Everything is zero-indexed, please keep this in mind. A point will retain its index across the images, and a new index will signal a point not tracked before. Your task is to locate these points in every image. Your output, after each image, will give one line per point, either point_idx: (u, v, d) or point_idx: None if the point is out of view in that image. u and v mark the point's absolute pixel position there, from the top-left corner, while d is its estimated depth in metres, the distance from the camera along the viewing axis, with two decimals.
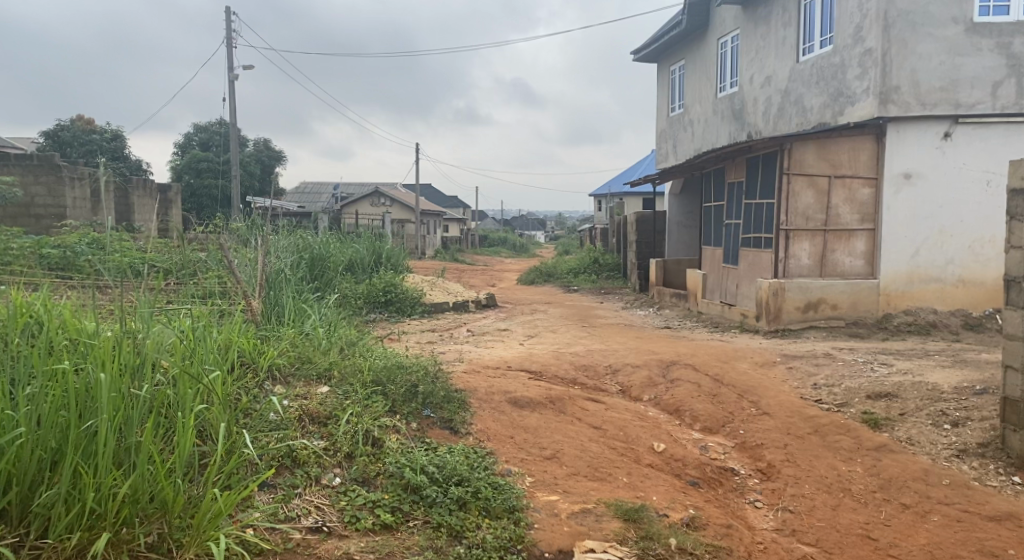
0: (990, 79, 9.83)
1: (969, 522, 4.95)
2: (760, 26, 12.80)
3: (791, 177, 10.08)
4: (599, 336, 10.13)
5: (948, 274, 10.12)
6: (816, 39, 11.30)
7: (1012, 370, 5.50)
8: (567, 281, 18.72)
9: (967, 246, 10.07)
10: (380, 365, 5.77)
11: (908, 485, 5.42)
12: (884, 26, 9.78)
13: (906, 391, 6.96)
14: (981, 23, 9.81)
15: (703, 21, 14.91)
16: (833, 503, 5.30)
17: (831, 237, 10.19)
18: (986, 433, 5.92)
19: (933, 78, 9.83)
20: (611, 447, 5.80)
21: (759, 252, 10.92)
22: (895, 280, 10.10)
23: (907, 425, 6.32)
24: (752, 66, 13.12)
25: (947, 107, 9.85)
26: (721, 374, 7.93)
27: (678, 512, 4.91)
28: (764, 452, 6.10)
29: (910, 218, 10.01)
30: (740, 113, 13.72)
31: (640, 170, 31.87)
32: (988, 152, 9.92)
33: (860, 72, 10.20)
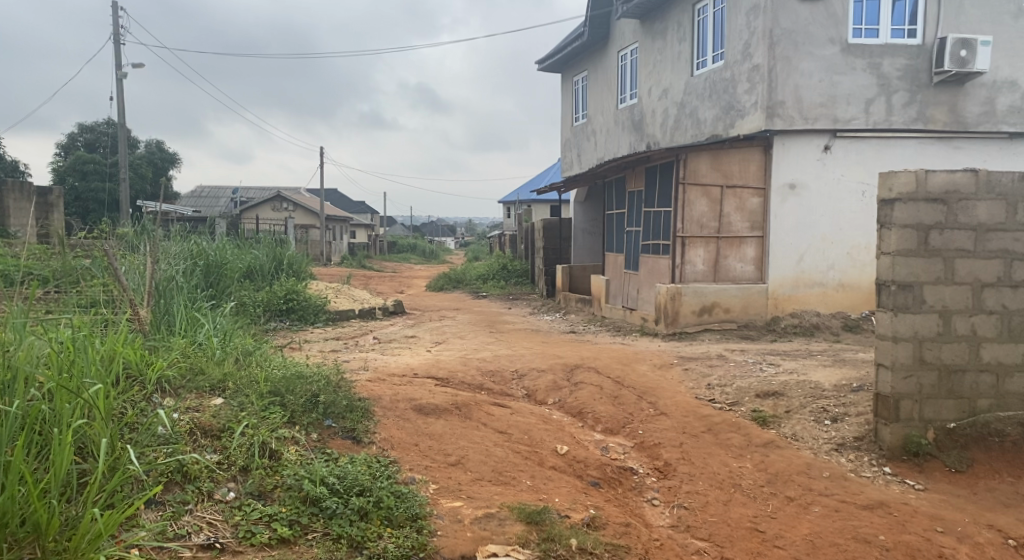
0: (864, 97, 10.50)
1: (846, 511, 5.27)
2: (656, 39, 13.23)
3: (686, 187, 10.47)
4: (505, 341, 10.22)
5: (829, 279, 10.72)
6: (709, 55, 11.80)
7: (883, 368, 5.92)
8: (475, 287, 18.81)
9: (846, 253, 10.71)
10: (278, 376, 5.65)
11: (792, 478, 5.72)
12: (770, 43, 10.31)
13: (791, 389, 7.35)
14: (855, 44, 10.47)
15: (603, 33, 15.29)
16: (725, 499, 5.54)
17: (724, 243, 10.63)
18: (861, 427, 6.31)
19: (814, 94, 10.42)
20: (516, 451, 5.88)
21: (658, 258, 11.26)
22: (782, 284, 10.62)
23: (792, 421, 6.67)
24: (650, 79, 13.55)
25: (826, 122, 10.46)
26: (622, 377, 8.15)
27: (580, 512, 5.03)
28: (661, 451, 6.31)
29: (796, 226, 10.57)
30: (639, 124, 14.13)
31: (547, 176, 32.29)
32: (863, 166, 10.62)
33: (748, 87, 10.71)
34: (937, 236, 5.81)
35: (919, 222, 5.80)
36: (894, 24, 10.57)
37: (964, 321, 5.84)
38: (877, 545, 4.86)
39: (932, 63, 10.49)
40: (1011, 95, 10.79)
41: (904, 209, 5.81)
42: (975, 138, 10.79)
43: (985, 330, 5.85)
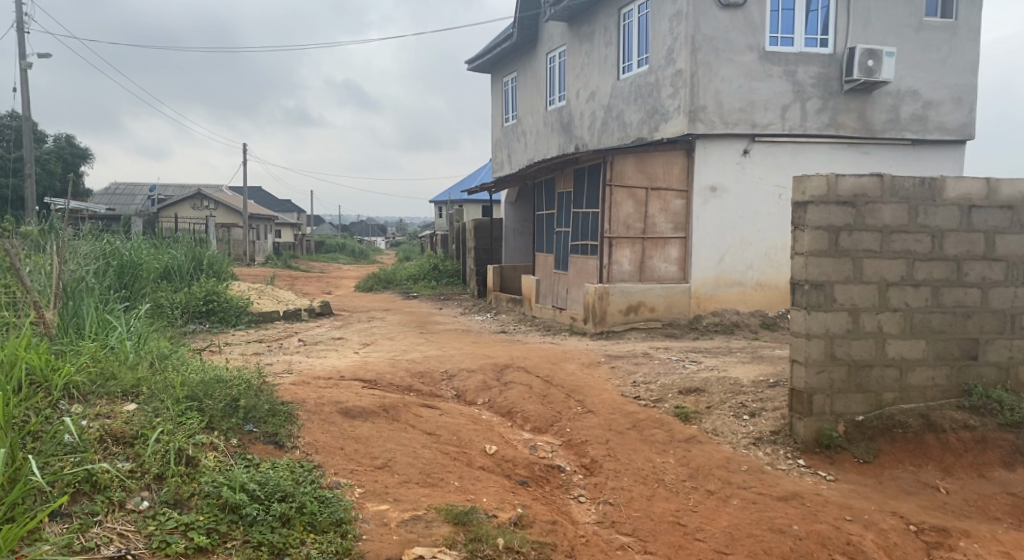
0: (780, 103, 10.87)
1: (763, 503, 5.45)
2: (584, 43, 13.39)
3: (613, 189, 10.64)
4: (435, 342, 10.18)
5: (748, 279, 11.07)
6: (634, 59, 12.01)
7: (797, 364, 6.15)
8: (405, 287, 18.67)
9: (763, 254, 11.08)
10: (195, 380, 5.49)
11: (712, 472, 5.89)
12: (692, 50, 10.56)
13: (712, 386, 7.55)
14: (772, 52, 10.83)
15: (532, 35, 15.38)
16: (649, 494, 5.65)
17: (649, 244, 10.85)
18: (777, 421, 6.54)
19: (734, 100, 10.73)
20: (444, 452, 5.87)
21: (586, 258, 11.41)
22: (704, 284, 10.91)
23: (713, 417, 6.86)
24: (578, 82, 13.71)
25: (745, 126, 10.79)
26: (551, 376, 8.22)
27: (507, 511, 5.05)
28: (588, 449, 6.40)
29: (717, 227, 10.86)
30: (568, 126, 14.28)
31: (478, 176, 32.30)
32: (778, 170, 11.01)
33: (672, 92, 10.96)
34: (847, 237, 6.07)
35: (830, 224, 6.05)
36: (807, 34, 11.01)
37: (872, 318, 6.11)
38: (791, 534, 5.05)
39: (842, 71, 10.97)
40: (914, 103, 11.36)
41: (816, 211, 6.04)
42: (882, 144, 11.35)
43: (890, 327, 6.14)
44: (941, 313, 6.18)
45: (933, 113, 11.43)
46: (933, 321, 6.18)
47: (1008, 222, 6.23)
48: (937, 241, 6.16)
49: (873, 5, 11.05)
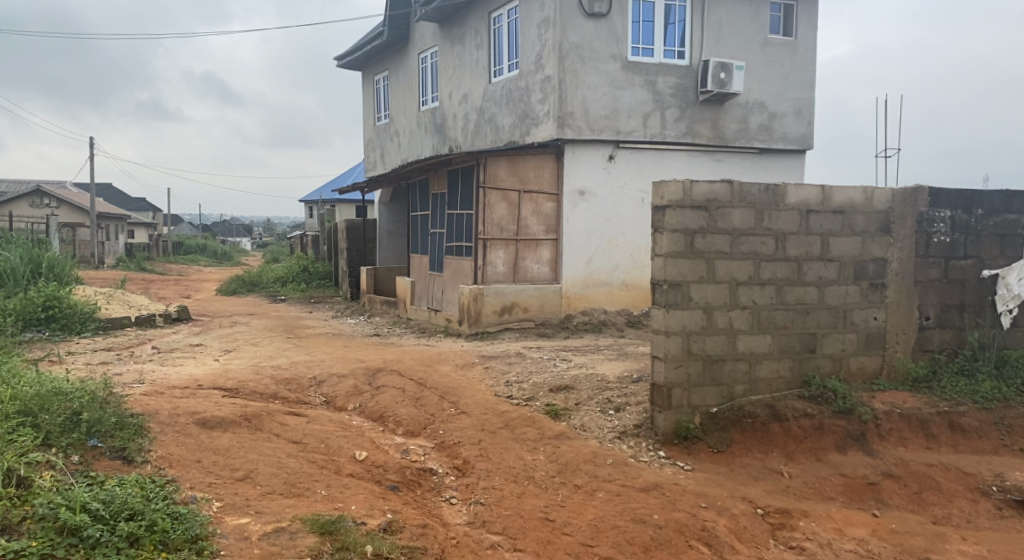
0: (642, 111, 11.32)
1: (627, 495, 5.63)
2: (455, 45, 13.39)
3: (486, 191, 10.66)
4: (303, 347, 9.88)
5: (615, 279, 11.42)
6: (504, 63, 12.14)
7: (658, 360, 6.39)
8: (273, 290, 18.03)
9: (629, 255, 11.48)
10: (29, 394, 5.09)
11: (580, 467, 6.02)
12: (560, 56, 10.78)
13: (581, 383, 7.74)
14: (634, 62, 11.25)
15: (403, 34, 15.23)
16: (519, 492, 5.71)
17: (521, 245, 10.97)
18: (640, 415, 6.79)
19: (599, 107, 11.06)
20: (311, 460, 5.69)
21: (460, 259, 11.42)
22: (574, 284, 11.17)
23: (581, 413, 7.02)
24: (450, 83, 13.71)
25: (610, 133, 11.15)
26: (424, 378, 8.16)
27: (376, 518, 4.96)
28: (460, 450, 6.40)
29: (585, 229, 11.15)
30: (440, 127, 14.25)
31: (350, 176, 31.67)
32: (640, 174, 11.45)
33: (541, 97, 11.16)
34: (701, 240, 6.38)
35: (686, 227, 6.34)
36: (666, 46, 11.51)
37: (724, 315, 6.45)
38: (652, 524, 5.24)
39: (698, 83, 11.56)
40: (761, 114, 12.12)
41: (674, 215, 6.31)
42: (733, 152, 12.04)
43: (740, 324, 6.50)
44: (784, 310, 6.60)
45: (778, 124, 12.25)
46: (777, 317, 6.59)
47: (840, 226, 6.73)
48: (780, 243, 6.58)
49: (725, 21, 11.71)
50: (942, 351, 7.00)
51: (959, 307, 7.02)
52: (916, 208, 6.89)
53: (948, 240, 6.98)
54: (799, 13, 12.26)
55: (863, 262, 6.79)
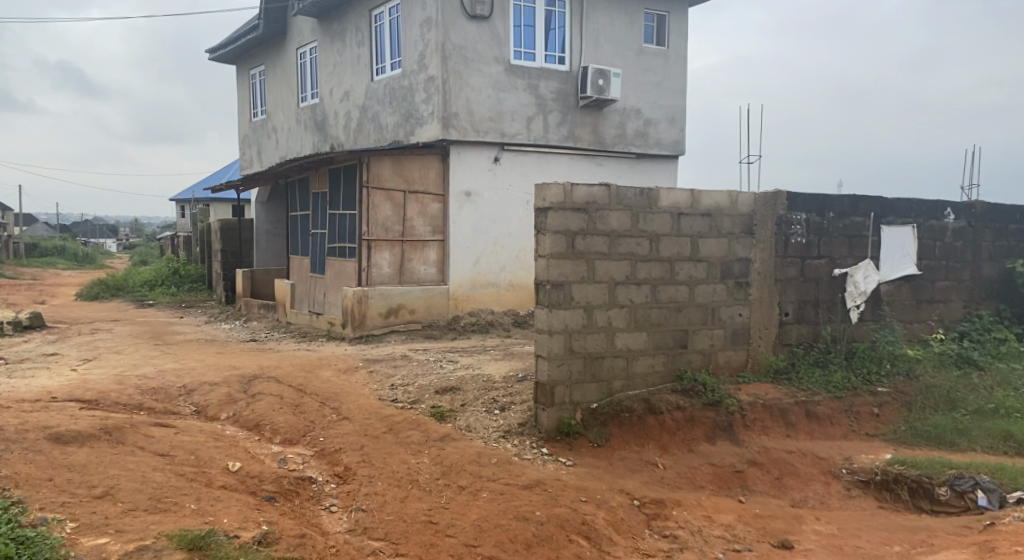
0: (525, 114, 11.45)
1: (510, 493, 5.65)
2: (335, 41, 13.10)
3: (370, 191, 10.40)
4: (173, 354, 9.38)
5: (501, 279, 11.50)
6: (387, 61, 11.98)
7: (542, 359, 6.46)
8: (141, 294, 17.06)
9: (515, 256, 11.59)
10: None
11: (464, 468, 6.00)
12: (443, 57, 10.74)
13: (467, 384, 7.72)
14: (516, 65, 11.36)
15: (280, 28, 14.76)
16: (402, 496, 5.63)
17: (407, 246, 10.81)
18: (524, 413, 6.84)
19: (483, 108, 11.09)
20: (179, 474, 5.41)
21: (344, 261, 11.16)
22: (462, 285, 11.15)
23: (467, 414, 7.00)
24: (331, 80, 13.40)
25: (494, 135, 11.20)
26: (304, 384, 7.92)
27: (251, 530, 4.77)
28: (342, 456, 6.24)
29: (471, 230, 11.15)
30: (321, 125, 13.91)
31: (225, 174, 30.42)
32: (524, 175, 11.57)
33: (424, 97, 11.08)
34: (582, 241, 6.49)
35: (567, 229, 6.43)
36: (547, 51, 11.69)
37: (603, 314, 6.59)
38: (534, 520, 5.28)
39: (578, 88, 11.81)
40: (637, 121, 12.52)
41: (556, 217, 6.39)
42: (611, 156, 12.38)
43: (618, 322, 6.67)
44: (658, 308, 6.82)
45: (652, 130, 12.69)
46: (652, 315, 6.80)
47: (708, 228, 7.02)
48: (654, 244, 6.79)
49: (601, 30, 12.03)
50: (799, 345, 7.43)
51: (814, 303, 7.47)
52: (775, 211, 7.29)
53: (804, 241, 7.43)
54: (670, 24, 12.77)
55: (729, 262, 7.11)
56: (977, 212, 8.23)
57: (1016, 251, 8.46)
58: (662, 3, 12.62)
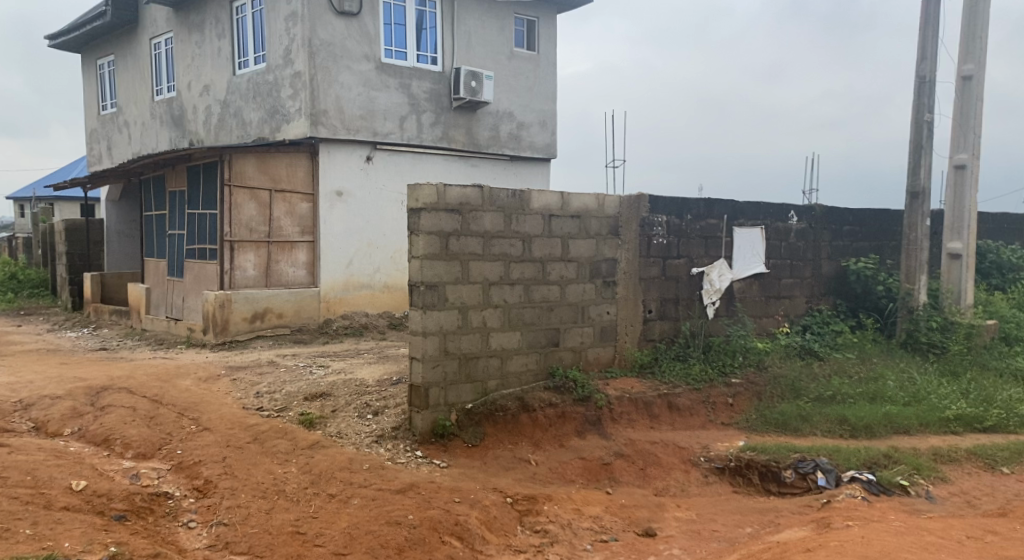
0: (397, 114, 11.29)
1: (382, 498, 5.51)
2: (193, 32, 12.45)
3: (232, 189, 9.91)
4: (9, 367, 8.59)
5: (376, 281, 11.28)
6: (250, 55, 11.50)
7: (416, 361, 6.36)
8: None
9: (389, 257, 11.40)
10: None
11: (334, 476, 5.80)
12: (310, 53, 10.41)
13: (338, 389, 7.50)
14: (387, 63, 11.18)
15: (131, 17, 13.87)
16: (267, 507, 5.39)
17: (274, 247, 10.37)
18: (398, 417, 6.71)
19: (354, 107, 10.84)
20: (12, 497, 4.95)
21: (204, 263, 10.60)
22: (334, 287, 10.84)
23: (338, 420, 6.80)
24: (188, 73, 12.72)
25: (366, 134, 10.98)
26: (160, 394, 7.45)
27: (96, 553, 4.42)
28: (202, 469, 5.90)
29: (342, 231, 10.88)
30: (179, 120, 13.17)
31: (72, 171, 28.31)
32: (398, 175, 11.41)
33: (291, 93, 10.71)
34: (455, 242, 6.44)
35: (440, 230, 6.37)
36: (419, 51, 11.58)
37: (478, 314, 6.58)
38: (406, 524, 5.18)
39: (451, 89, 11.77)
40: (510, 123, 12.61)
41: (429, 218, 6.30)
42: (485, 158, 12.41)
43: (493, 322, 6.67)
44: (531, 307, 6.88)
45: (525, 133, 12.82)
46: (526, 315, 6.85)
47: (578, 230, 7.14)
48: (526, 246, 6.84)
49: (473, 32, 12.05)
50: (662, 340, 7.71)
51: (674, 300, 7.76)
52: (639, 213, 7.52)
53: (665, 242, 7.71)
54: (540, 29, 12.95)
55: (598, 262, 7.27)
56: (818, 215, 8.80)
57: (852, 251, 9.10)
58: (531, 8, 12.79)
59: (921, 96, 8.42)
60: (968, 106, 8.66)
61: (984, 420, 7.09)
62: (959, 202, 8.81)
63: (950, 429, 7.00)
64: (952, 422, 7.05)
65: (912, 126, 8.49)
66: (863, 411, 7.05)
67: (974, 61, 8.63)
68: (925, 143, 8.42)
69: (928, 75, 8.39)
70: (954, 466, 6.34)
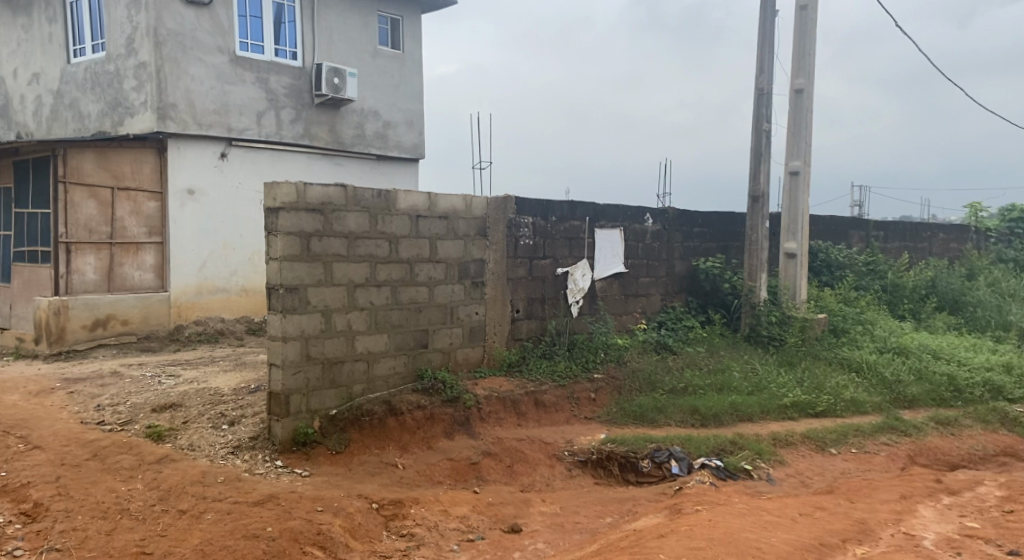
0: (254, 109, 10.85)
1: (238, 511, 5.26)
2: (20, 16, 11.44)
3: (68, 187, 9.18)
4: None
5: (233, 285, 10.77)
6: (87, 43, 10.70)
7: (276, 367, 6.13)
8: None
9: (247, 259, 10.91)
10: None
11: (185, 491, 5.48)
12: (156, 42, 9.80)
13: (190, 399, 7.09)
14: (242, 57, 10.72)
15: None
16: (109, 528, 5.02)
17: (117, 250, 9.68)
18: (256, 426, 6.43)
19: (206, 101, 10.33)
20: None
21: (36, 267, 9.75)
22: (185, 292, 10.26)
23: (189, 432, 6.43)
24: (15, 60, 11.68)
25: (220, 129, 10.48)
26: None
27: None
28: (32, 492, 5.41)
29: (195, 232, 10.33)
30: (5, 111, 12.07)
31: None
32: (256, 174, 10.97)
33: (135, 85, 10.06)
34: (318, 243, 6.25)
35: (301, 230, 6.16)
36: (277, 45, 11.18)
37: (342, 317, 6.42)
38: (264, 537, 4.97)
39: (312, 85, 11.44)
40: (375, 123, 12.40)
41: (288, 218, 6.08)
42: (351, 157, 12.14)
43: (358, 325, 6.52)
44: (398, 309, 6.79)
45: (391, 132, 12.64)
46: (392, 316, 6.75)
47: (445, 230, 7.11)
48: (393, 246, 6.73)
49: (334, 28, 11.77)
50: (529, 339, 7.81)
51: (541, 300, 7.88)
52: (506, 214, 7.57)
53: (531, 242, 7.81)
54: (404, 28, 12.81)
55: (465, 263, 7.27)
56: (671, 217, 9.21)
57: (701, 250, 9.60)
58: (394, 6, 12.63)
59: (759, 107, 8.96)
60: (800, 118, 9.31)
61: (816, 405, 7.65)
62: (793, 206, 9.46)
63: (787, 415, 7.51)
64: (789, 408, 7.57)
65: (752, 134, 9.02)
66: (712, 401, 7.43)
67: (805, 76, 9.29)
68: (764, 151, 8.97)
69: (765, 88, 8.95)
70: (791, 449, 6.80)
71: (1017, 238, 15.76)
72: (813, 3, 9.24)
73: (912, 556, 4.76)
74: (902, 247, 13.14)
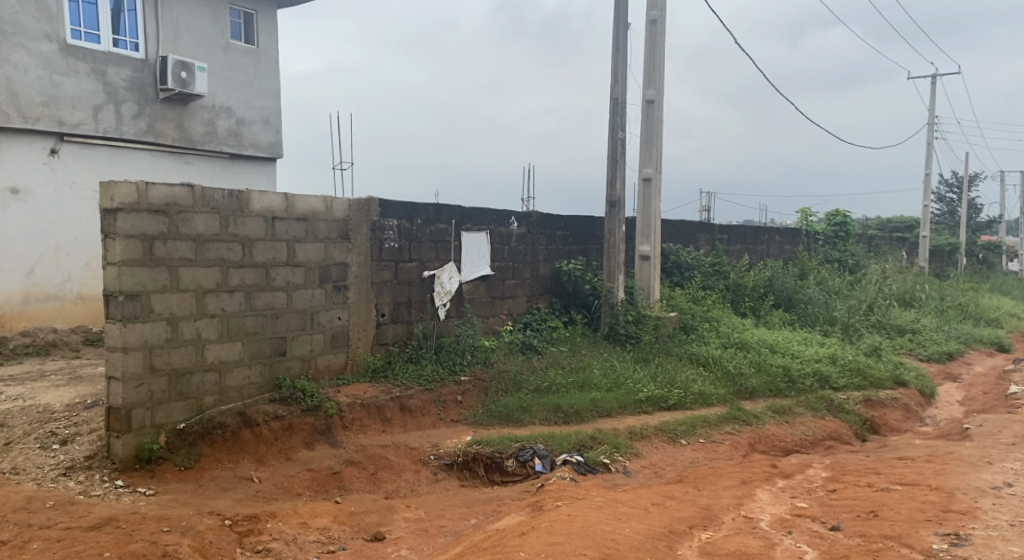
0: (90, 103, 10.10)
1: (71, 538, 4.87)
2: None
3: None
4: None
5: (66, 292, 9.95)
6: None
7: (114, 381, 5.74)
8: None
9: (83, 263, 10.11)
10: None
11: (7, 519, 5.01)
12: None
13: (13, 418, 6.49)
14: (74, 45, 9.96)
15: None
16: None
17: None
18: (92, 445, 5.98)
19: (33, 92, 9.52)
20: None
21: None
22: (8, 300, 9.41)
23: (13, 454, 5.90)
24: None
25: (50, 123, 9.69)
26: None
27: None
28: None
29: (20, 235, 9.50)
30: None
31: None
32: (92, 173, 10.21)
33: None
34: (162, 246, 5.91)
35: (142, 233, 5.80)
36: (115, 35, 10.47)
37: (190, 325, 6.08)
38: None
39: (156, 79, 10.80)
40: (228, 120, 11.86)
41: (127, 219, 5.71)
42: (201, 156, 11.56)
43: (209, 333, 6.21)
44: (254, 316, 6.52)
45: (246, 130, 12.14)
46: (247, 323, 6.47)
47: (304, 233, 6.89)
48: (247, 249, 6.46)
49: (180, 19, 11.16)
50: (394, 344, 7.70)
51: (407, 303, 7.79)
52: (369, 217, 7.43)
53: (396, 245, 7.70)
54: (259, 23, 12.33)
55: (326, 266, 7.07)
56: (535, 220, 9.37)
57: (563, 253, 9.83)
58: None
59: (615, 116, 9.29)
60: (652, 127, 9.73)
61: (668, 399, 8.02)
62: (646, 211, 9.86)
63: (642, 409, 7.81)
64: (644, 403, 7.88)
65: (608, 142, 9.33)
66: (572, 399, 7.62)
67: (655, 87, 9.72)
68: (620, 158, 9.30)
69: (619, 98, 9.29)
70: (646, 442, 7.08)
71: (840, 241, 17.23)
72: (662, 19, 9.70)
73: (752, 537, 5.08)
74: (744, 249, 14.03)
